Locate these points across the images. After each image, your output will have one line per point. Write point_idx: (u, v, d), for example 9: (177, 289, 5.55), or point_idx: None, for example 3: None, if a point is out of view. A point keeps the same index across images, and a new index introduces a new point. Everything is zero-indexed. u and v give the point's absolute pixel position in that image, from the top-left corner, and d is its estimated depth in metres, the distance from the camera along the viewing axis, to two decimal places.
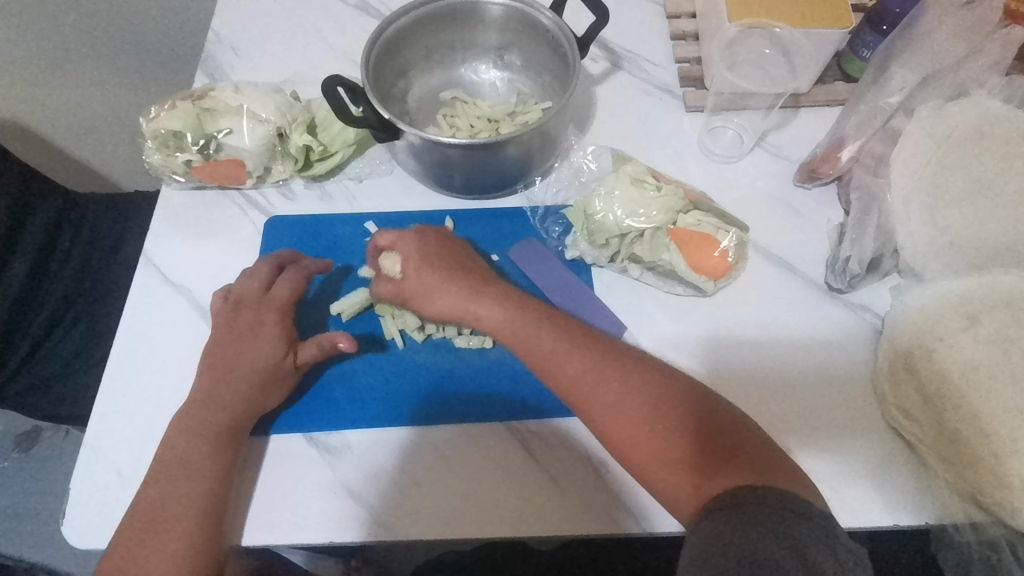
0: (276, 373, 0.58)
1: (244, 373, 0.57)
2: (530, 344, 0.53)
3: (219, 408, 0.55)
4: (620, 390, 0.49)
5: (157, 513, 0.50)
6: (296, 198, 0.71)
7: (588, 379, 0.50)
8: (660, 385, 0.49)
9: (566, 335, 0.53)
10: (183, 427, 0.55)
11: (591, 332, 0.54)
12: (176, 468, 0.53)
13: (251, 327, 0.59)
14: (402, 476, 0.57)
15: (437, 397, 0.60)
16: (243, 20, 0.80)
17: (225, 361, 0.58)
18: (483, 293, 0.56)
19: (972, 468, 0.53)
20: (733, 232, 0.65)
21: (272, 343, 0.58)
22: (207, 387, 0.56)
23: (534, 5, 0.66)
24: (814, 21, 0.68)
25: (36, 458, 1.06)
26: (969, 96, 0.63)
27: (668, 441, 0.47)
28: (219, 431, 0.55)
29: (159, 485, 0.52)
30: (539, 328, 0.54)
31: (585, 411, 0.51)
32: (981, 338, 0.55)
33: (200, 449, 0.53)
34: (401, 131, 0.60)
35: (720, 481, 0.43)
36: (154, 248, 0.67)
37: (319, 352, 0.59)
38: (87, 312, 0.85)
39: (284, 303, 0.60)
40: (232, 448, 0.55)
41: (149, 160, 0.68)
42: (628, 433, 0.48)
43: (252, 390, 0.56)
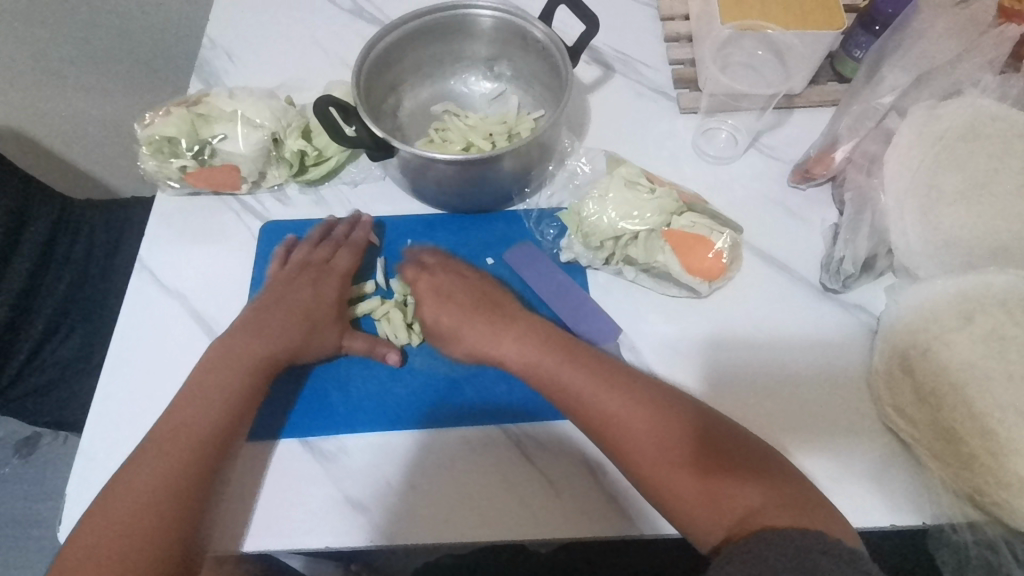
0: (323, 332, 0.61)
1: (298, 320, 0.61)
2: (560, 374, 0.55)
3: (265, 343, 0.59)
4: (646, 426, 0.50)
5: (183, 430, 0.53)
6: (292, 204, 0.71)
7: (650, 430, 0.50)
8: (684, 422, 0.50)
9: (587, 364, 0.55)
10: (225, 357, 0.58)
11: (602, 358, 0.55)
12: (210, 390, 0.56)
13: (314, 283, 0.63)
14: (402, 479, 0.57)
15: (440, 400, 0.60)
16: (237, 25, 0.81)
17: (283, 309, 0.61)
18: (516, 344, 0.57)
19: (967, 467, 0.53)
20: (727, 233, 0.64)
21: (329, 308, 0.62)
22: (262, 322, 0.60)
23: (523, 17, 0.67)
24: (804, 24, 0.69)
25: (36, 464, 1.06)
26: (963, 95, 0.63)
27: (739, 481, 0.46)
28: (256, 368, 0.57)
29: (189, 407, 0.55)
30: (566, 357, 0.55)
31: (616, 445, 0.51)
32: (976, 337, 0.55)
33: (237, 378, 0.56)
34: (396, 149, 0.60)
35: (781, 511, 0.44)
36: (149, 255, 0.67)
37: (366, 347, 0.61)
38: (85, 318, 0.86)
39: (346, 272, 0.64)
40: (261, 388, 0.57)
41: (143, 166, 0.67)
42: (693, 474, 0.47)
43: (298, 336, 0.60)
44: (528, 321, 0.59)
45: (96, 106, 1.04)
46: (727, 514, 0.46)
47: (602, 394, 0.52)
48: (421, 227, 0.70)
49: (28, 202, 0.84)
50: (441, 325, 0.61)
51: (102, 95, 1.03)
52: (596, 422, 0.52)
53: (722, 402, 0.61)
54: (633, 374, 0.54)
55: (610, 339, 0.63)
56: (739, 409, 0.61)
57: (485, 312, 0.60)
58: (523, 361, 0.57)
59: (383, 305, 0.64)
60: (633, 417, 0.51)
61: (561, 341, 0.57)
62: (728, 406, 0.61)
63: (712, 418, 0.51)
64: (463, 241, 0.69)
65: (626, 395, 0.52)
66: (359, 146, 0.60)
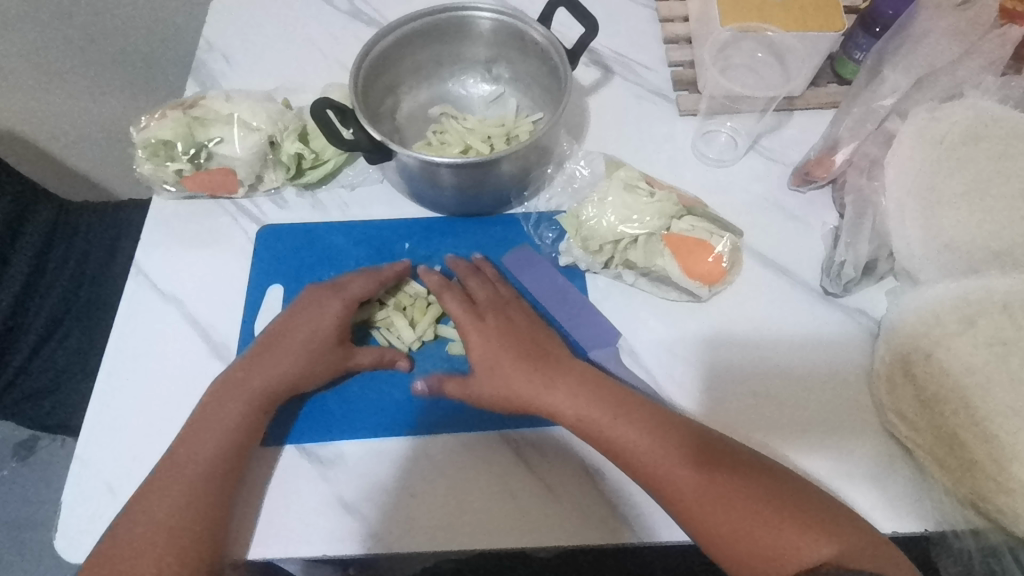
0: (323, 361, 0.58)
1: (296, 348, 0.58)
2: (613, 428, 0.52)
3: (260, 373, 0.57)
4: (710, 479, 0.49)
5: (184, 466, 0.52)
6: (289, 207, 0.70)
7: (711, 481, 0.49)
8: (741, 467, 0.50)
9: (637, 413, 0.53)
10: (222, 390, 0.56)
11: (646, 404, 0.54)
12: (206, 426, 0.54)
13: (314, 307, 0.60)
14: (399, 486, 0.56)
15: (439, 407, 0.60)
16: (234, 27, 0.80)
17: (282, 338, 0.59)
18: (565, 390, 0.55)
19: (970, 474, 0.53)
20: (727, 237, 0.64)
21: (329, 330, 0.59)
22: (261, 352, 0.58)
23: (523, 19, 0.66)
24: (806, 24, 0.68)
25: (35, 466, 1.05)
26: (964, 97, 0.63)
27: (806, 530, 0.46)
28: (252, 399, 0.56)
29: (188, 443, 0.54)
30: (617, 408, 0.53)
31: (675, 498, 0.49)
32: (979, 341, 0.55)
33: (231, 414, 0.55)
34: (393, 151, 0.60)
35: (856, 559, 0.44)
36: (145, 260, 0.67)
37: (375, 360, 0.60)
38: (82, 320, 0.85)
39: (351, 297, 0.61)
40: (258, 418, 0.55)
41: (139, 170, 0.67)
42: (761, 526, 0.47)
43: (296, 365, 0.57)
44: (569, 366, 0.57)
45: (93, 108, 1.04)
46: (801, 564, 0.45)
47: (659, 443, 0.51)
48: (418, 230, 0.69)
49: (21, 211, 0.87)
50: (481, 366, 0.58)
51: (100, 97, 1.03)
52: (657, 477, 0.50)
53: (722, 407, 0.60)
54: (680, 420, 0.53)
55: (609, 344, 0.62)
56: (741, 415, 0.60)
57: (529, 350, 0.58)
58: (572, 414, 0.54)
59: (382, 310, 0.64)
60: (691, 468, 0.49)
61: (605, 387, 0.55)
62: (730, 411, 0.60)
63: (765, 467, 0.51)
64: (461, 245, 0.68)
65: (684, 445, 0.51)
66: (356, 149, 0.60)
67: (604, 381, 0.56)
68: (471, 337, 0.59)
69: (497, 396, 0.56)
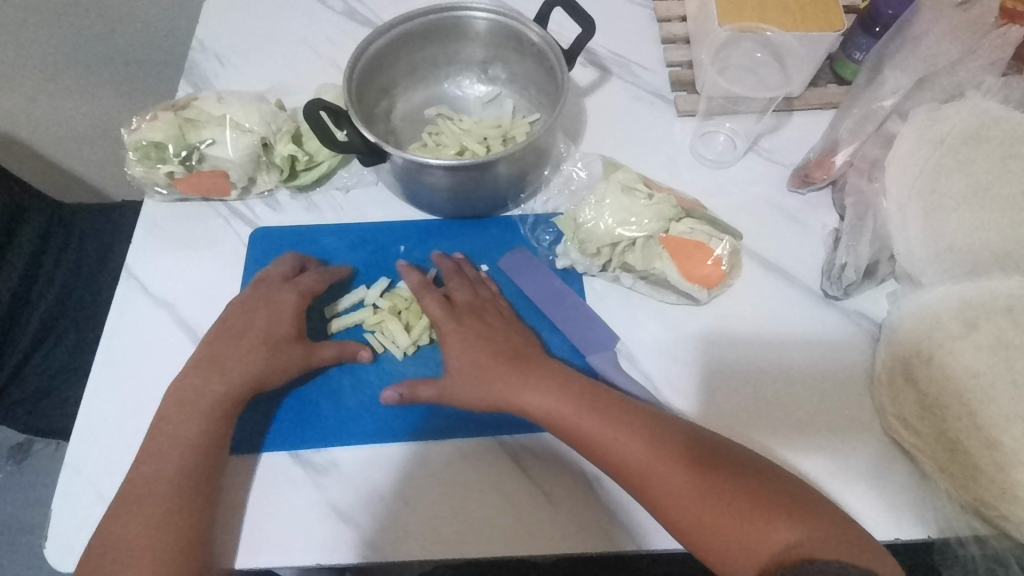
0: (284, 355, 0.57)
1: (252, 345, 0.57)
2: (583, 424, 0.52)
3: (217, 377, 0.56)
4: (678, 470, 0.48)
5: (151, 483, 0.51)
6: (282, 210, 0.70)
7: (685, 474, 0.48)
8: (708, 455, 0.49)
9: (607, 408, 0.52)
10: (178, 401, 0.55)
11: (615, 399, 0.53)
12: (168, 440, 0.53)
13: (268, 302, 0.60)
14: (394, 493, 0.55)
15: (432, 412, 0.59)
16: (227, 28, 0.79)
17: (235, 337, 0.58)
18: (540, 387, 0.54)
19: (973, 479, 0.52)
20: (726, 240, 0.63)
21: (288, 326, 0.59)
22: (216, 354, 0.57)
23: (519, 19, 0.65)
24: (805, 26, 0.67)
25: (30, 470, 1.04)
26: (965, 97, 0.63)
27: (778, 517, 0.45)
28: (212, 406, 0.54)
29: (152, 459, 0.52)
30: (587, 403, 0.53)
31: (646, 490, 0.49)
32: (981, 346, 0.54)
33: (192, 425, 0.54)
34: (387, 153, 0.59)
35: (826, 547, 0.44)
36: (137, 263, 0.66)
37: (338, 355, 0.59)
38: (75, 323, 0.84)
39: (305, 287, 0.61)
40: (222, 424, 0.54)
41: (129, 172, 0.66)
42: (733, 514, 0.46)
43: (257, 362, 0.56)
44: (539, 362, 0.56)
45: (86, 109, 1.03)
46: (774, 552, 0.44)
47: (633, 437, 0.50)
48: (413, 232, 0.68)
49: (20, 208, 0.85)
50: (457, 363, 0.57)
51: (94, 98, 1.02)
52: (629, 471, 0.50)
53: (722, 411, 0.60)
54: (649, 411, 0.53)
55: (607, 348, 0.61)
56: (741, 420, 0.59)
57: (507, 348, 0.57)
58: (544, 410, 0.53)
59: (375, 315, 0.63)
60: (660, 460, 0.49)
61: (576, 382, 0.55)
62: (729, 416, 0.59)
63: (737, 455, 0.50)
64: (457, 247, 0.68)
65: (659, 440, 0.50)
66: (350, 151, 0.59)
67: (577, 377, 0.55)
68: (450, 332, 0.58)
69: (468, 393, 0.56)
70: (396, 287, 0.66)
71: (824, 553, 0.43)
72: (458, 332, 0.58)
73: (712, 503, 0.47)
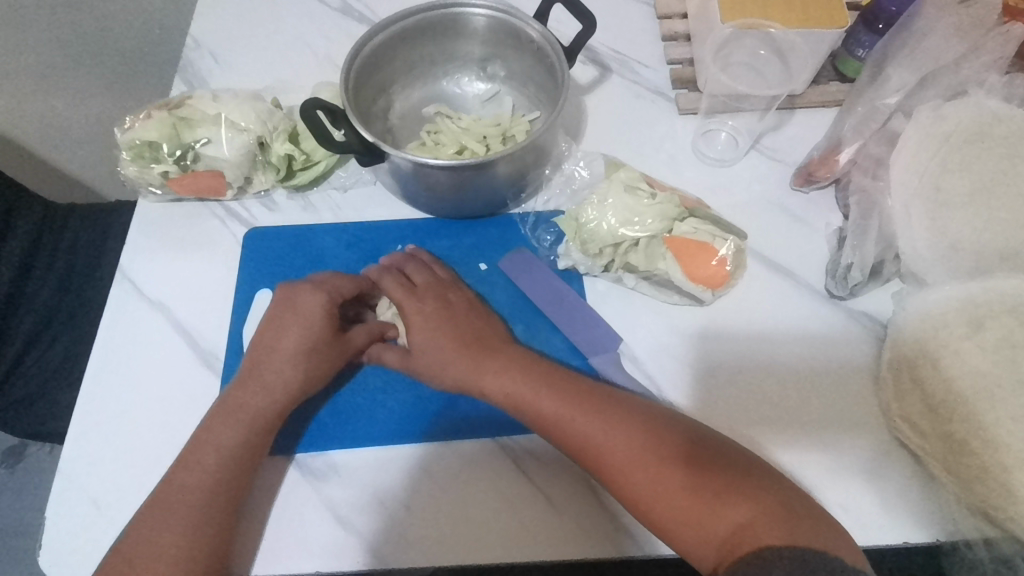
0: (322, 357, 0.57)
1: (290, 353, 0.56)
2: (539, 404, 0.53)
3: (257, 388, 0.55)
4: (629, 449, 0.49)
5: (183, 493, 0.50)
6: (279, 210, 0.68)
7: (637, 454, 0.49)
8: (662, 433, 0.50)
9: (564, 389, 0.53)
10: (219, 412, 0.54)
11: (573, 381, 0.54)
12: (205, 449, 0.52)
13: (298, 307, 0.58)
14: (395, 499, 0.54)
15: (436, 416, 0.58)
16: (221, 25, 0.78)
17: (273, 344, 0.57)
18: (497, 371, 0.55)
19: (980, 481, 0.51)
20: (731, 240, 0.62)
21: (325, 329, 0.57)
22: (251, 364, 0.56)
23: (518, 16, 0.64)
24: (809, 22, 0.67)
25: (23, 473, 1.03)
26: (968, 96, 0.62)
27: (727, 496, 0.45)
28: (254, 417, 0.54)
29: (187, 468, 0.51)
30: (544, 385, 0.54)
31: (601, 469, 0.50)
32: (987, 346, 0.54)
33: (232, 435, 0.53)
34: (385, 153, 0.58)
35: (772, 528, 0.43)
36: (131, 265, 0.64)
37: (369, 338, 0.60)
38: (68, 325, 0.82)
39: (342, 291, 0.60)
40: (263, 436, 0.54)
41: (123, 172, 0.65)
42: (681, 494, 0.46)
43: (291, 369, 0.56)
44: (500, 345, 0.57)
45: (78, 108, 1.01)
46: (721, 532, 0.44)
47: (586, 419, 0.51)
48: (411, 232, 0.67)
49: (11, 204, 0.84)
50: (419, 349, 0.58)
51: (85, 97, 1.01)
52: (583, 450, 0.51)
53: (724, 412, 0.59)
54: (606, 392, 0.53)
55: (610, 349, 0.61)
56: (745, 421, 0.59)
57: (468, 332, 0.58)
58: (503, 392, 0.54)
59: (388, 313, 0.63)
60: (612, 439, 0.50)
61: (536, 366, 0.55)
62: (732, 416, 0.59)
63: (697, 432, 0.50)
64: (457, 246, 0.67)
65: (610, 421, 0.51)
66: (347, 150, 0.58)
67: (539, 361, 0.56)
68: (413, 310, 0.59)
69: (433, 373, 0.57)
70: None
71: (765, 535, 0.43)
72: (420, 312, 0.59)
73: (662, 482, 0.47)
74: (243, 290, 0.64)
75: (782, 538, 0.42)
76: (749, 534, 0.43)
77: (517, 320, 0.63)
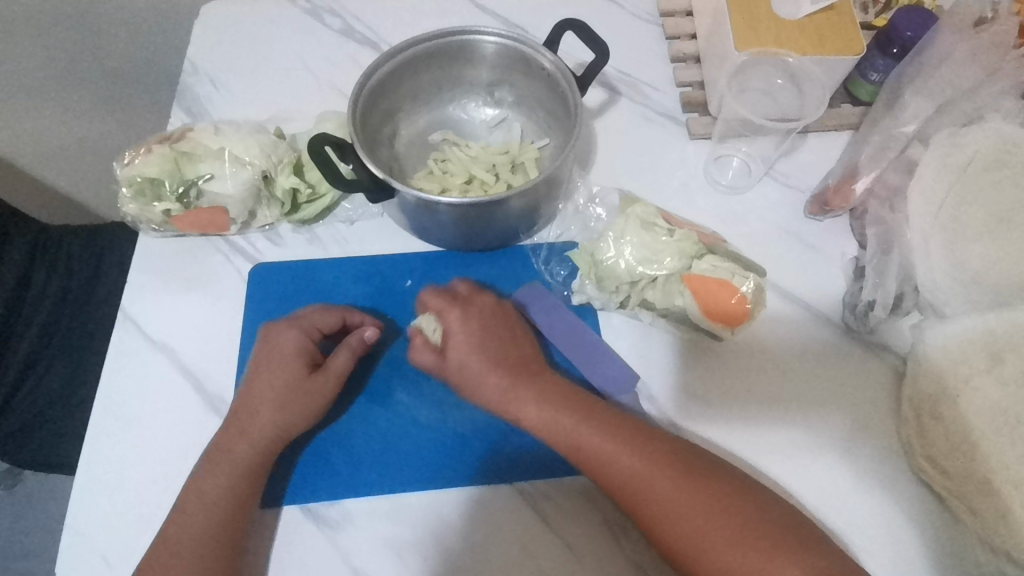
0: (298, 393, 0.54)
1: (270, 394, 0.54)
2: (580, 437, 0.52)
3: (240, 433, 0.53)
4: (675, 493, 0.48)
5: (180, 547, 0.49)
6: (284, 244, 0.67)
7: (680, 498, 0.48)
8: (711, 479, 0.49)
9: (611, 424, 0.52)
10: (206, 460, 0.53)
11: (619, 415, 0.53)
12: (196, 500, 0.51)
13: (272, 348, 0.56)
14: (413, 548, 0.53)
15: (450, 459, 0.57)
16: (221, 48, 0.76)
17: (250, 387, 0.55)
18: (534, 402, 0.54)
19: (1003, 522, 0.51)
20: (751, 278, 0.60)
21: (298, 366, 0.55)
22: (235, 409, 0.55)
23: (531, 45, 0.63)
24: (823, 47, 0.65)
25: (21, 496, 1.01)
26: (985, 121, 0.59)
27: (774, 549, 0.45)
28: (241, 462, 0.52)
29: (180, 520, 0.50)
30: (587, 417, 0.53)
31: (640, 508, 0.49)
32: (1007, 379, 0.53)
33: (222, 483, 0.51)
34: (395, 189, 0.56)
35: None
36: (134, 305, 0.63)
37: (349, 355, 0.57)
38: (66, 351, 0.80)
39: (309, 326, 0.58)
40: (256, 479, 0.52)
41: (123, 209, 0.63)
42: (727, 544, 0.46)
43: (270, 410, 0.54)
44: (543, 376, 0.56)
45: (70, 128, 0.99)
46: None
47: (625, 457, 0.50)
48: (420, 266, 0.66)
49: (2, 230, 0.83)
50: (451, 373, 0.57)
51: (77, 116, 0.98)
52: (625, 486, 0.50)
53: (744, 449, 0.58)
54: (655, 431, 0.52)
55: (627, 389, 0.60)
56: (764, 458, 0.58)
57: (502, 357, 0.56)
58: (543, 423, 0.53)
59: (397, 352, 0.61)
60: (658, 478, 0.49)
61: (580, 398, 0.54)
62: (751, 454, 0.58)
63: (739, 477, 0.50)
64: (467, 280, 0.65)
65: (653, 461, 0.50)
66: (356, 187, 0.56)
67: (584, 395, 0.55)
68: (454, 327, 0.57)
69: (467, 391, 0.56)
70: None
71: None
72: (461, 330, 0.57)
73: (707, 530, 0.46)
74: (249, 330, 0.62)
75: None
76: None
77: None
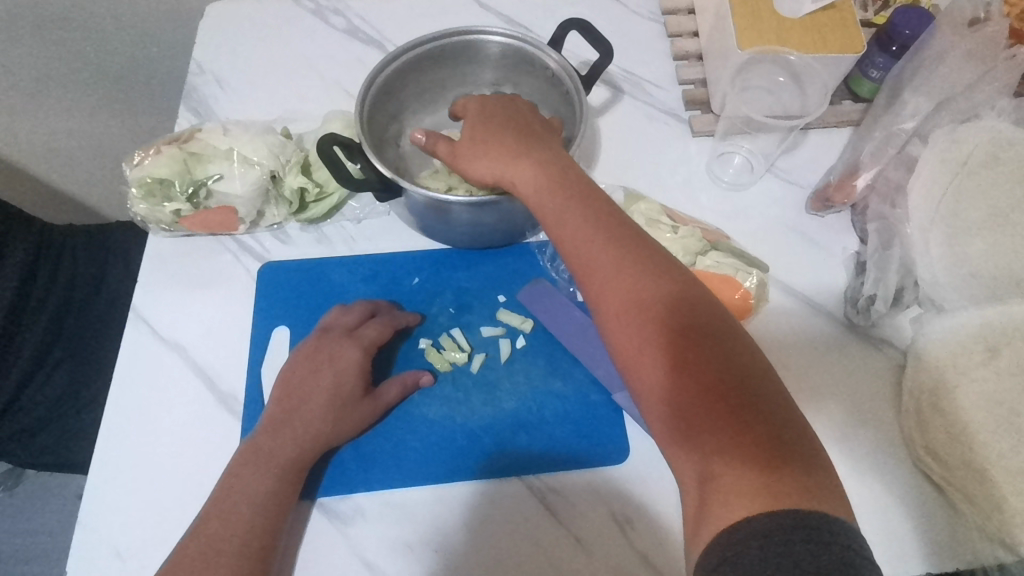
0: (350, 410, 0.56)
1: (322, 404, 0.55)
2: (570, 237, 0.49)
3: (289, 439, 0.54)
4: (648, 318, 0.45)
5: (219, 545, 0.49)
6: (292, 243, 0.67)
7: (659, 329, 0.44)
8: (700, 321, 0.44)
9: (614, 243, 0.48)
10: (247, 459, 0.53)
11: (629, 235, 0.48)
12: (237, 499, 0.51)
13: (332, 357, 0.57)
14: (420, 542, 0.54)
15: (462, 455, 0.58)
16: (226, 49, 0.77)
17: (301, 393, 0.56)
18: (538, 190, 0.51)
19: (998, 510, 0.52)
20: (754, 273, 0.62)
21: (353, 383, 0.57)
22: (282, 413, 0.55)
23: (536, 44, 0.63)
24: (825, 45, 0.66)
25: (24, 495, 1.02)
26: (981, 119, 0.62)
27: (725, 405, 0.41)
28: (285, 465, 0.53)
29: (220, 518, 0.50)
30: (588, 219, 0.49)
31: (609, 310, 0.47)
32: (1003, 371, 0.54)
33: (264, 484, 0.52)
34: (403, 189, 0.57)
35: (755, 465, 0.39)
36: (144, 303, 0.63)
37: (402, 391, 0.59)
38: (74, 349, 0.81)
39: (369, 344, 0.59)
40: (293, 483, 0.53)
41: (133, 209, 0.63)
42: (684, 382, 0.43)
43: (320, 420, 0.55)
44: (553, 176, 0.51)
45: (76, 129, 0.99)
46: (700, 459, 0.41)
47: (618, 268, 0.47)
48: (429, 264, 0.67)
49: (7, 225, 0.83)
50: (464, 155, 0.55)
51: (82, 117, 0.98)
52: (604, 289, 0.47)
53: None
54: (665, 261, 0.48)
55: None
56: None
57: (537, 175, 0.52)
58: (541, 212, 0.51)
59: (407, 349, 0.63)
60: (641, 291, 0.46)
61: (584, 205, 0.50)
62: None
63: (734, 333, 0.44)
64: (474, 278, 0.66)
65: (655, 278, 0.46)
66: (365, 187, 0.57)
67: (595, 205, 0.50)
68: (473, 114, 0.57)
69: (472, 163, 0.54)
70: (432, 328, 0.64)
71: (737, 499, 0.38)
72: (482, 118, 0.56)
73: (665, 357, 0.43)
74: (259, 328, 0.63)
75: (756, 510, 0.37)
76: (716, 479, 0.39)
77: (539, 356, 0.62)
